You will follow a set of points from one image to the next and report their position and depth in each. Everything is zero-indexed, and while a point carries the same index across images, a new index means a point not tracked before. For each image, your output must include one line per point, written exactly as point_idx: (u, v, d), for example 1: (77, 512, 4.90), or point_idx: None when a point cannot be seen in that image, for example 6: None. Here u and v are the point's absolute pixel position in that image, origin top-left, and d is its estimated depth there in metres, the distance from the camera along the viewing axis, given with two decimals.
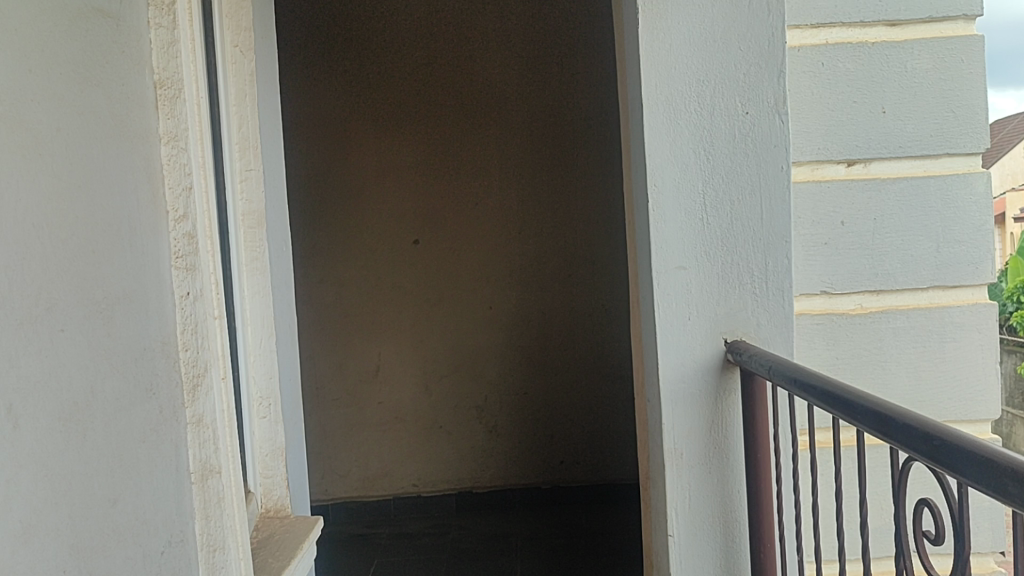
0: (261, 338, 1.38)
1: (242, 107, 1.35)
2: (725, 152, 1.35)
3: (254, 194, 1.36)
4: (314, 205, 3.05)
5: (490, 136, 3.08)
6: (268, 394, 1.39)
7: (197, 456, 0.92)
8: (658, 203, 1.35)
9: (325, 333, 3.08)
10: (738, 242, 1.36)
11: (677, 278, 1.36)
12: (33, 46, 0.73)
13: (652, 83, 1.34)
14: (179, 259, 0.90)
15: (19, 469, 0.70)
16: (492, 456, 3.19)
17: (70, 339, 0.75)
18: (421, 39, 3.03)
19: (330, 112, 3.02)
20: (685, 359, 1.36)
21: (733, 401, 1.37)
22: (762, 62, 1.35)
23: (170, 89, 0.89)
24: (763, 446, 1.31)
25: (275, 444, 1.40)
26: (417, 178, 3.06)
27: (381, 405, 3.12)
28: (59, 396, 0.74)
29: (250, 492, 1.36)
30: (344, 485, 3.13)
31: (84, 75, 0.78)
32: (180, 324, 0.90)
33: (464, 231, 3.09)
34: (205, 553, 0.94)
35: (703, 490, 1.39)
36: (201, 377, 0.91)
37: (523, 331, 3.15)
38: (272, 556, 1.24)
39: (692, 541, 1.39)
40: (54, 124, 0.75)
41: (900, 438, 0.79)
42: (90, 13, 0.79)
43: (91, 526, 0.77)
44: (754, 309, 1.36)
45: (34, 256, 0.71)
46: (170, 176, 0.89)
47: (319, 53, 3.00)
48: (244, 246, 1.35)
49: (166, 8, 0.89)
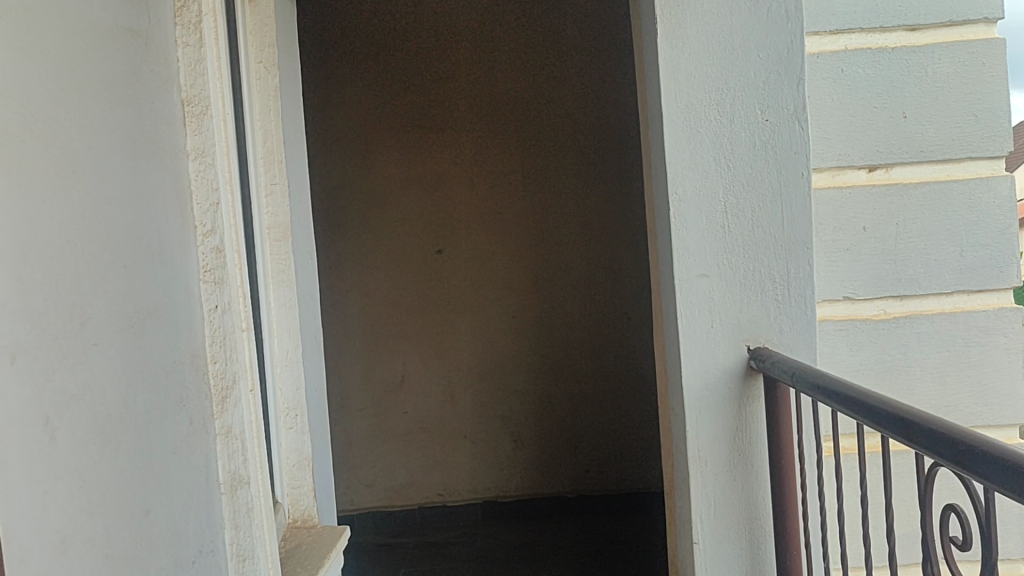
0: (288, 349, 1.40)
1: (267, 120, 1.37)
2: (746, 160, 1.35)
3: (279, 207, 1.37)
4: (338, 216, 3.08)
5: (511, 145, 3.09)
6: (296, 405, 1.40)
7: (227, 467, 0.98)
8: (679, 212, 1.36)
9: (350, 344, 3.11)
10: (760, 249, 1.36)
11: (699, 286, 1.36)
12: (67, 63, 0.72)
13: (671, 89, 1.35)
14: (208, 272, 0.97)
15: (56, 481, 0.66)
16: (517, 465, 3.19)
17: (102, 353, 0.74)
18: (439, 48, 3.05)
19: (353, 123, 3.05)
20: (707, 366, 1.36)
21: (757, 407, 1.37)
22: (782, 68, 1.34)
23: (197, 106, 0.96)
24: (785, 452, 1.32)
25: (302, 455, 1.42)
26: (437, 187, 3.07)
27: (406, 414, 3.14)
28: (92, 408, 0.72)
29: (277, 502, 1.37)
30: (369, 495, 3.16)
31: (115, 94, 0.80)
32: (209, 335, 0.97)
33: (487, 240, 3.10)
34: (233, 562, 0.99)
35: (727, 497, 1.38)
36: (229, 389, 0.98)
37: (545, 339, 3.15)
38: (301, 564, 1.26)
39: (718, 548, 1.39)
40: (87, 141, 0.74)
41: (924, 443, 0.79)
42: (118, 33, 0.82)
43: (129, 541, 0.76)
44: (776, 316, 1.36)
45: (69, 273, 0.70)
46: (198, 192, 0.96)
47: (341, 65, 3.04)
48: (270, 259, 1.37)
49: (194, 28, 0.97)
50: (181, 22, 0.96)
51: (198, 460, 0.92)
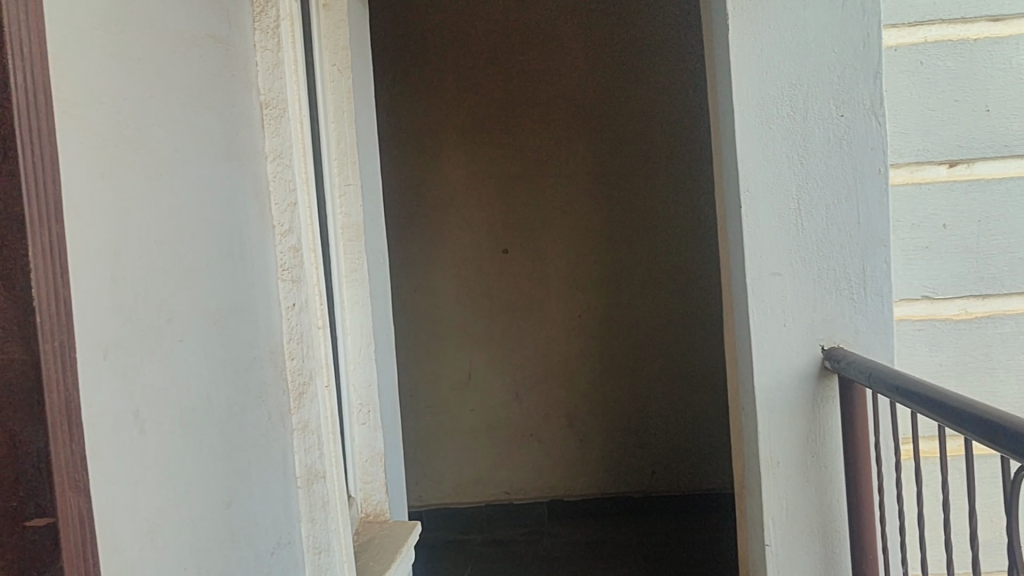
0: (361, 346, 1.42)
1: (340, 123, 1.39)
2: (820, 157, 1.33)
3: (352, 208, 1.40)
4: (407, 216, 3.12)
5: (579, 144, 3.09)
6: (368, 402, 1.42)
7: (304, 462, 1.00)
8: (751, 210, 1.34)
9: (419, 343, 3.15)
10: (834, 248, 1.33)
11: (771, 285, 1.35)
12: (155, 68, 0.75)
13: (743, 86, 1.33)
14: (286, 271, 1.00)
15: (145, 473, 0.68)
16: (584, 464, 3.18)
17: (187, 348, 0.77)
18: (507, 48, 3.06)
19: (422, 124, 3.09)
20: (780, 366, 1.35)
21: (832, 408, 1.35)
22: (857, 62, 1.31)
23: (275, 108, 0.99)
24: (861, 455, 1.29)
25: (375, 451, 1.44)
26: (505, 187, 3.09)
27: (473, 411, 3.17)
28: (178, 402, 0.75)
29: (350, 496, 1.40)
30: (438, 491, 3.21)
31: (199, 98, 0.83)
32: (287, 333, 1.00)
33: (554, 239, 3.11)
34: (310, 554, 1.02)
35: (801, 499, 1.36)
36: (306, 385, 1.01)
37: (613, 339, 3.14)
38: (374, 558, 1.28)
39: (790, 551, 1.37)
40: (174, 144, 0.77)
41: (1010, 446, 0.76)
42: (201, 39, 0.84)
43: (212, 533, 0.79)
44: (851, 316, 1.34)
45: (157, 272, 0.72)
46: (276, 193, 0.99)
47: (410, 67, 3.08)
48: (343, 258, 1.40)
49: (272, 33, 0.99)
50: (259, 27, 0.99)
51: (277, 454, 0.95)
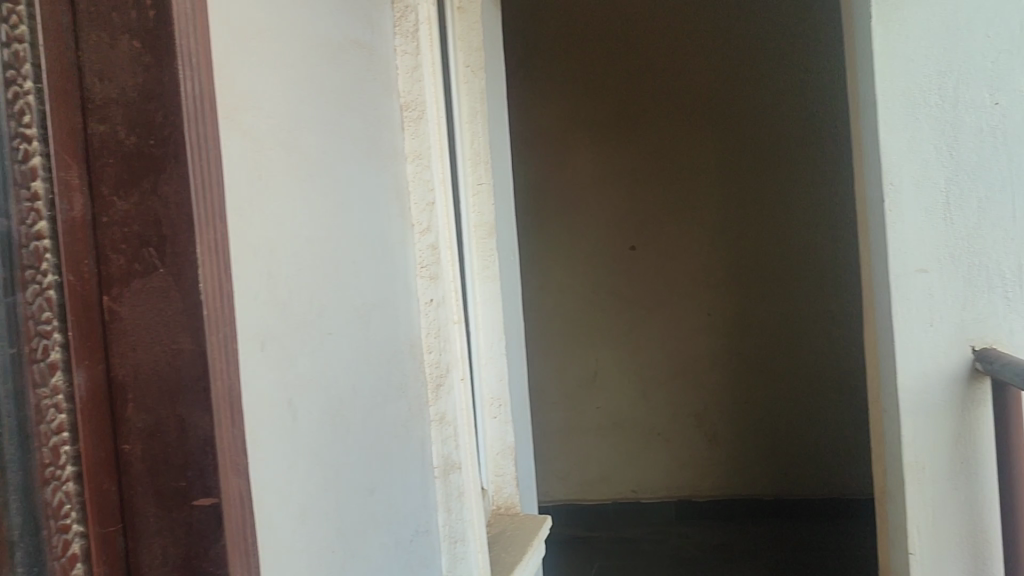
0: (493, 341, 1.45)
1: (474, 123, 1.42)
2: (971, 147, 1.26)
3: (485, 206, 1.43)
4: (535, 215, 3.15)
5: (708, 140, 3.04)
6: (501, 396, 1.45)
7: (441, 452, 1.04)
8: (896, 203, 1.28)
9: (547, 340, 3.18)
10: (986, 243, 1.27)
11: (916, 283, 1.29)
12: (305, 74, 0.78)
13: (887, 74, 1.27)
14: (423, 268, 1.03)
15: (297, 458, 0.72)
16: (713, 465, 3.13)
17: (335, 340, 0.81)
18: (634, 45, 3.04)
19: (548, 123, 3.10)
20: (927, 368, 1.29)
21: (983, 411, 1.28)
22: (1014, 47, 1.25)
23: (414, 110, 1.02)
24: (1013, 462, 1.23)
25: (506, 444, 1.46)
26: (631, 185, 3.07)
27: (599, 409, 3.16)
28: (327, 392, 0.78)
29: (482, 489, 1.43)
30: (564, 488, 3.23)
31: (346, 101, 0.87)
32: (425, 327, 1.03)
33: (681, 236, 3.06)
34: (446, 543, 1.05)
35: (949, 506, 1.30)
36: (443, 377, 1.04)
37: (743, 338, 3.07)
38: (506, 550, 1.31)
39: (936, 559, 1.31)
40: (323, 146, 0.81)
41: None
42: (347, 45, 0.88)
43: (356, 516, 0.82)
44: (1005, 315, 1.27)
45: (308, 267, 0.76)
46: (414, 192, 1.02)
47: (538, 67, 3.11)
48: (476, 256, 1.43)
49: (411, 37, 1.03)
50: (399, 32, 1.03)
51: (416, 444, 0.98)
